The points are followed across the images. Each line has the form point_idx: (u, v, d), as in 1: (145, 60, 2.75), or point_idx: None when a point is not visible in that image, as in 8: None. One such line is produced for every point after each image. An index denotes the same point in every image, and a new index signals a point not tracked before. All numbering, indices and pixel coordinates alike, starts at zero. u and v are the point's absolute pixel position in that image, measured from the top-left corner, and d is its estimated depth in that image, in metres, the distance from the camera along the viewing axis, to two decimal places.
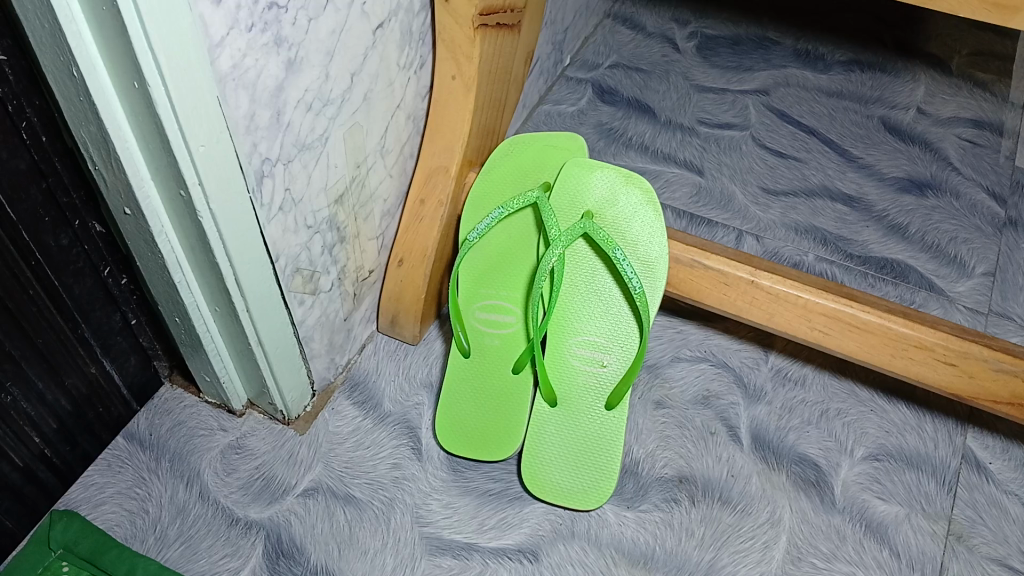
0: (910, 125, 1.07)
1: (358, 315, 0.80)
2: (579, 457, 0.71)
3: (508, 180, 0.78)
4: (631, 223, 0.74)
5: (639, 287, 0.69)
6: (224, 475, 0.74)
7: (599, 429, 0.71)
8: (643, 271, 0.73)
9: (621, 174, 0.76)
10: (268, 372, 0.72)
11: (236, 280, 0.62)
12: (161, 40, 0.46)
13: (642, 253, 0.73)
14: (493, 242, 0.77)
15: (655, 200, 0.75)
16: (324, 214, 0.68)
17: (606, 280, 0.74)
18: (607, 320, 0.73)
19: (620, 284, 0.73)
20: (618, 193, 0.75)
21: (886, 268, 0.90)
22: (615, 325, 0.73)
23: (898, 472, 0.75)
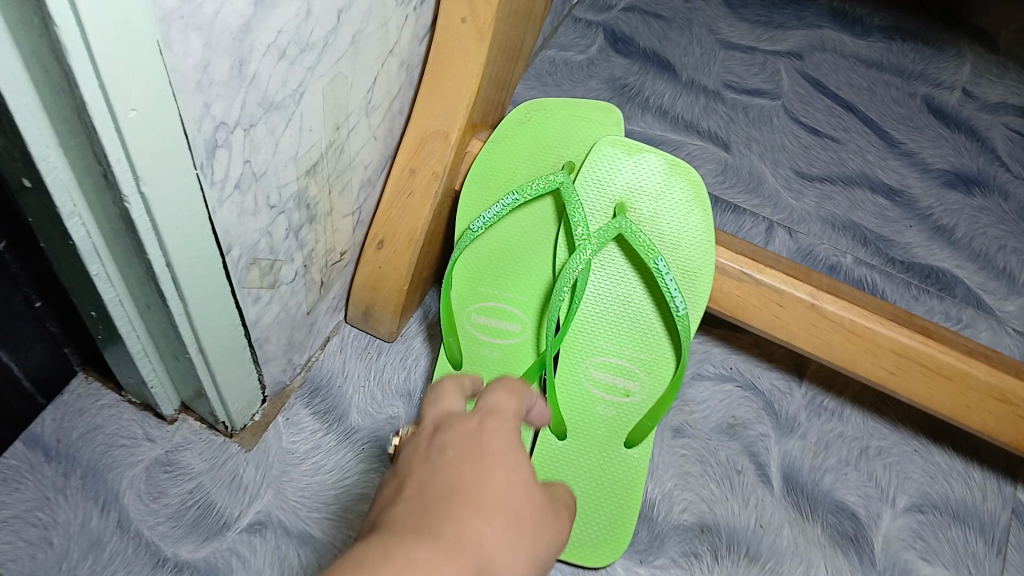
0: (955, 108, 0.95)
1: (323, 305, 0.65)
2: (593, 505, 0.59)
3: (522, 155, 0.63)
4: (675, 223, 0.60)
5: (684, 308, 0.55)
6: (149, 500, 0.60)
7: (617, 471, 0.59)
8: (686, 282, 0.59)
9: (666, 160, 0.61)
10: (208, 380, 0.57)
11: (173, 278, 0.47)
12: None
13: (684, 257, 0.60)
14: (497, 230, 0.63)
15: (706, 195, 0.60)
16: (292, 190, 0.53)
17: (637, 290, 0.60)
18: (635, 340, 0.60)
19: (654, 296, 0.60)
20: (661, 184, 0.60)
21: (931, 278, 0.80)
22: (645, 346, 0.60)
23: (944, 527, 0.65)
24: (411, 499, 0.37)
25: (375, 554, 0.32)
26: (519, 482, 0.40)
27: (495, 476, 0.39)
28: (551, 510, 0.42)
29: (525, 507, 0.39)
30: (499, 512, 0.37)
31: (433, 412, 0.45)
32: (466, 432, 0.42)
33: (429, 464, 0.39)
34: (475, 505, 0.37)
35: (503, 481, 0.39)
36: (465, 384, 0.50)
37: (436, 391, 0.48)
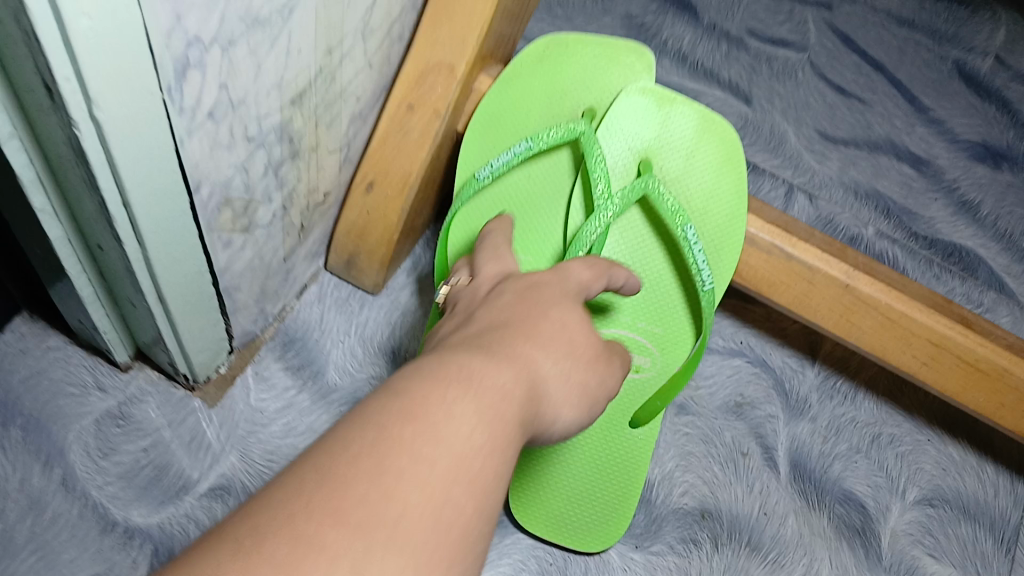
0: (988, 77, 0.88)
1: (302, 250, 0.59)
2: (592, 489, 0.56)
3: (538, 99, 0.57)
4: (703, 186, 0.55)
5: (711, 283, 0.51)
6: (98, 456, 0.54)
7: (619, 446, 0.56)
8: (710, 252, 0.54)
9: (701, 117, 0.55)
10: (169, 330, 0.51)
11: (129, 220, 0.41)
12: None
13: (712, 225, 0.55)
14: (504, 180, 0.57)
15: (740, 159, 0.55)
16: (274, 121, 0.46)
17: (657, 257, 0.55)
18: (650, 311, 0.55)
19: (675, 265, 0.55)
20: (692, 143, 0.55)
21: (954, 256, 0.75)
22: (661, 320, 0.55)
23: (953, 523, 0.62)
24: (441, 352, 0.35)
25: (403, 402, 0.30)
26: (546, 351, 0.38)
27: (523, 347, 0.37)
28: (585, 370, 0.40)
29: (580, 343, 0.40)
30: (526, 379, 0.35)
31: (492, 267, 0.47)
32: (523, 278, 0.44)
33: (460, 338, 0.38)
34: (504, 364, 0.35)
35: (536, 356, 0.37)
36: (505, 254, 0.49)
37: (485, 249, 0.49)
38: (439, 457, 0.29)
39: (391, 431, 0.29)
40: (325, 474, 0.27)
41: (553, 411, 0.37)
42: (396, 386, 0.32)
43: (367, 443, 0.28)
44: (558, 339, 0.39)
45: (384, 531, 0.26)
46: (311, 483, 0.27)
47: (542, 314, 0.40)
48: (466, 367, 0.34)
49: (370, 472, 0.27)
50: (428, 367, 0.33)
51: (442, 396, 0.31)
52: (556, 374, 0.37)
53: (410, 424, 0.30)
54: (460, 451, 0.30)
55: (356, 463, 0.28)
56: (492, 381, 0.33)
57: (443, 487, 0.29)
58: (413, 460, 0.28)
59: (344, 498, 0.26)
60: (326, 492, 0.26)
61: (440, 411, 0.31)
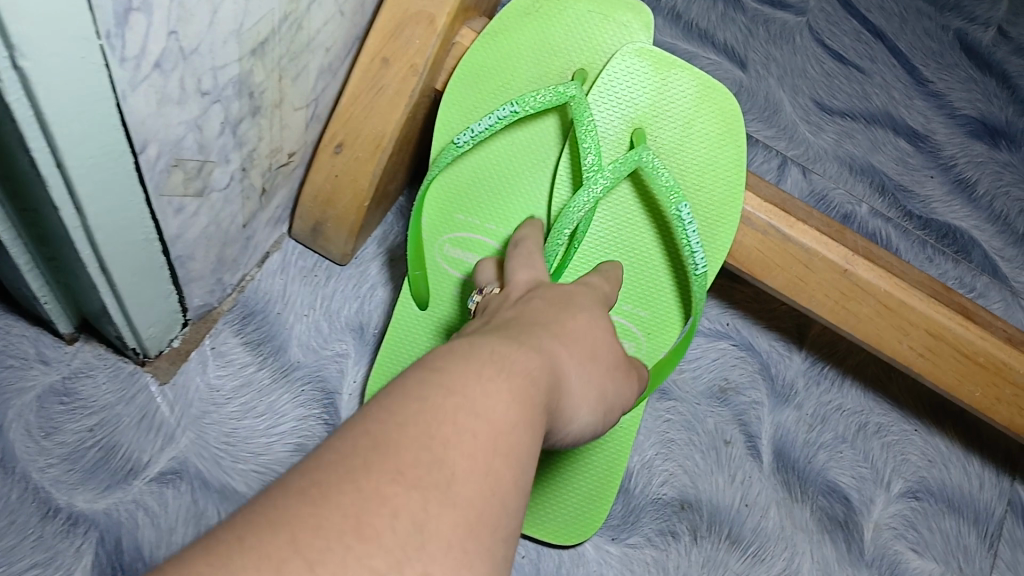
0: (989, 49, 0.85)
1: (263, 216, 0.54)
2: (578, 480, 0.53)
3: (524, 57, 0.53)
4: (697, 159, 0.52)
5: (703, 266, 0.50)
6: (40, 436, 0.50)
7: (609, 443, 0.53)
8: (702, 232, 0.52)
9: (699, 84, 0.51)
10: (115, 303, 0.46)
11: (65, 184, 0.36)
12: None
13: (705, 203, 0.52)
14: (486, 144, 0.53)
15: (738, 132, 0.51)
16: (232, 74, 0.41)
17: (645, 235, 0.53)
18: (636, 291, 0.53)
19: (663, 245, 0.53)
20: (689, 112, 0.51)
21: (948, 238, 0.72)
22: (647, 301, 0.53)
23: (937, 517, 0.60)
24: (470, 335, 0.34)
25: (440, 376, 0.30)
26: (574, 336, 0.37)
27: (549, 340, 0.35)
28: (605, 378, 0.37)
29: (607, 349, 0.38)
30: (556, 362, 0.34)
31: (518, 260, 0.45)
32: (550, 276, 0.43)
33: (487, 324, 0.37)
34: (530, 354, 0.34)
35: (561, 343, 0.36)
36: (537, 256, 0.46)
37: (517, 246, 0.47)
38: (481, 428, 0.29)
39: (432, 401, 0.29)
40: (373, 440, 0.27)
41: (580, 411, 0.36)
42: (430, 363, 0.31)
43: (410, 412, 0.28)
44: (584, 329, 0.38)
45: (432, 493, 0.26)
46: (361, 447, 0.26)
47: (569, 309, 0.39)
48: (498, 348, 0.33)
49: (415, 439, 0.27)
50: (460, 347, 0.32)
51: (477, 373, 0.31)
52: (584, 369, 0.36)
53: (449, 397, 0.29)
54: (497, 427, 0.29)
55: (403, 430, 0.27)
56: (524, 364, 0.33)
57: (485, 457, 0.28)
58: (456, 430, 0.28)
59: (394, 462, 0.26)
60: (375, 454, 0.26)
61: (477, 384, 0.30)
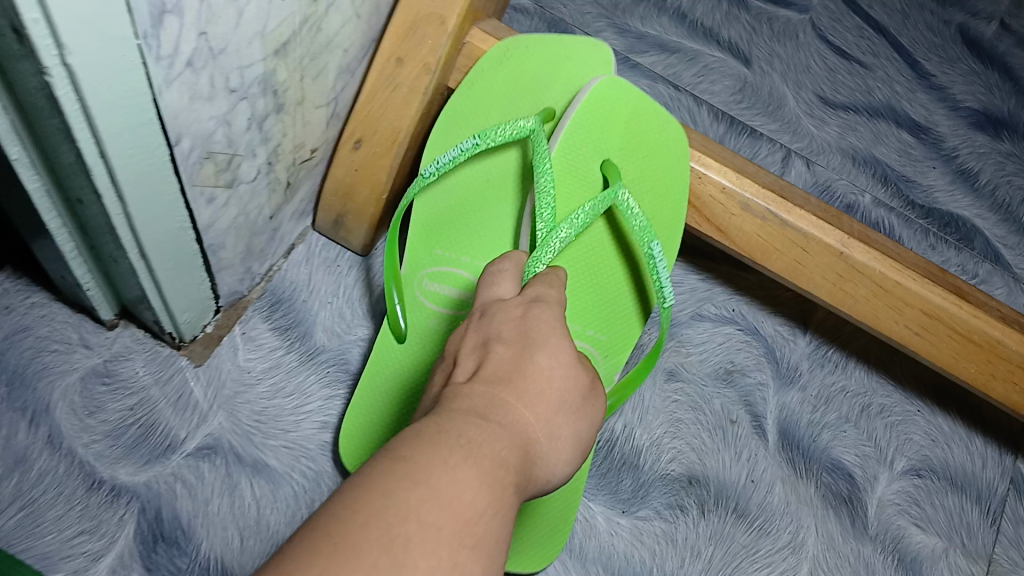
0: (991, 43, 0.87)
1: (289, 209, 0.57)
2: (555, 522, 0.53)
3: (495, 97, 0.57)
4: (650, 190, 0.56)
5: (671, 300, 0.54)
6: (84, 414, 0.53)
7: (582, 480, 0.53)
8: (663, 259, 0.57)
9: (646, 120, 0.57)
10: (153, 288, 0.50)
11: (108, 170, 0.39)
12: None
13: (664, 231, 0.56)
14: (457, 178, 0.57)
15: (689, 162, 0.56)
16: (257, 72, 0.44)
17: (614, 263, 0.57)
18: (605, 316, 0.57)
19: (631, 275, 0.57)
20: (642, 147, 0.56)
21: (951, 226, 0.74)
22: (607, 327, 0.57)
23: (940, 494, 0.62)
24: (437, 412, 0.35)
25: (405, 467, 0.31)
26: (545, 399, 0.37)
27: (514, 407, 0.35)
28: (576, 425, 0.38)
29: (572, 389, 0.38)
30: (523, 437, 0.35)
31: (482, 294, 0.44)
32: (511, 317, 0.41)
33: (455, 390, 0.37)
34: (497, 429, 0.34)
35: (527, 412, 0.36)
36: (502, 281, 0.45)
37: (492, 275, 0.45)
38: (446, 522, 0.30)
39: (398, 495, 0.30)
40: (335, 542, 0.27)
41: (549, 470, 0.36)
42: (395, 451, 0.32)
43: (375, 508, 0.29)
44: (555, 386, 0.37)
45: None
46: (324, 550, 0.27)
47: (533, 350, 0.38)
48: (464, 432, 0.33)
49: (379, 542, 0.28)
50: (426, 432, 0.33)
51: (443, 462, 0.31)
52: (553, 430, 0.36)
53: (413, 489, 0.30)
54: (463, 514, 0.30)
55: (366, 530, 0.28)
56: (490, 446, 0.33)
57: (449, 553, 0.29)
58: (419, 527, 0.29)
59: (355, 568, 0.27)
60: (336, 561, 0.27)
61: (441, 474, 0.31)
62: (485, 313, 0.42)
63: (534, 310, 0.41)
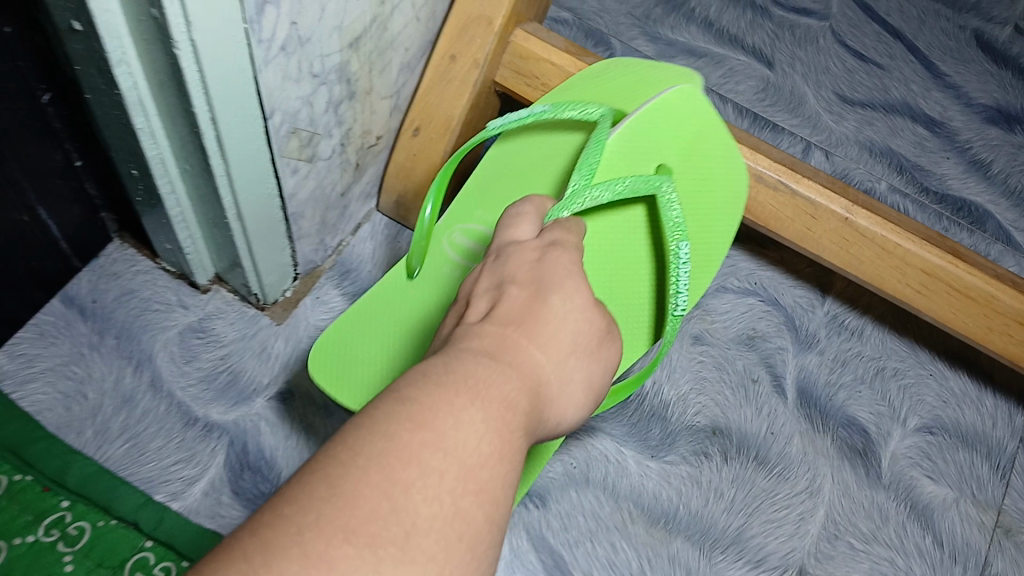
0: (1006, 44, 0.92)
1: (357, 189, 0.66)
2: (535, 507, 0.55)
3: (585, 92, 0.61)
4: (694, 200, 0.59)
5: (684, 309, 0.53)
6: (182, 362, 0.62)
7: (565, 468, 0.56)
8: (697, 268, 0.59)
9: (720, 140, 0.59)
10: (245, 250, 0.58)
11: (216, 136, 0.48)
12: None
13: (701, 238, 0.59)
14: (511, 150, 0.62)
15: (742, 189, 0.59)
16: (335, 61, 0.53)
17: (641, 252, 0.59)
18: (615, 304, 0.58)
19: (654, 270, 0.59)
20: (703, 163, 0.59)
21: (963, 211, 0.79)
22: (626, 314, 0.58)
23: (952, 450, 0.66)
24: (446, 351, 0.36)
25: (409, 409, 0.31)
26: (556, 342, 0.37)
27: (524, 350, 0.36)
28: (587, 368, 0.39)
29: (582, 333, 0.39)
30: (532, 379, 0.35)
31: (501, 235, 0.45)
32: (526, 261, 0.42)
33: (466, 331, 0.37)
34: (505, 370, 0.35)
35: (538, 353, 0.36)
36: (523, 225, 0.45)
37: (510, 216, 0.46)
38: (450, 467, 0.30)
39: (400, 438, 0.30)
40: (335, 484, 0.28)
41: (559, 411, 0.37)
42: (401, 391, 0.32)
43: (375, 452, 0.29)
44: (568, 329, 0.38)
45: (392, 546, 0.27)
46: (319, 495, 0.28)
47: (547, 293, 0.39)
48: (473, 373, 0.34)
49: (378, 486, 0.28)
50: (436, 372, 0.33)
51: (449, 403, 0.32)
52: (565, 372, 0.37)
53: (417, 432, 0.30)
54: (468, 460, 0.31)
55: (367, 473, 0.29)
56: (500, 388, 0.34)
57: (451, 498, 0.30)
58: (420, 472, 0.29)
59: (354, 516, 0.27)
60: (335, 507, 0.27)
61: (447, 419, 0.31)
62: (500, 256, 0.43)
63: (552, 253, 0.42)
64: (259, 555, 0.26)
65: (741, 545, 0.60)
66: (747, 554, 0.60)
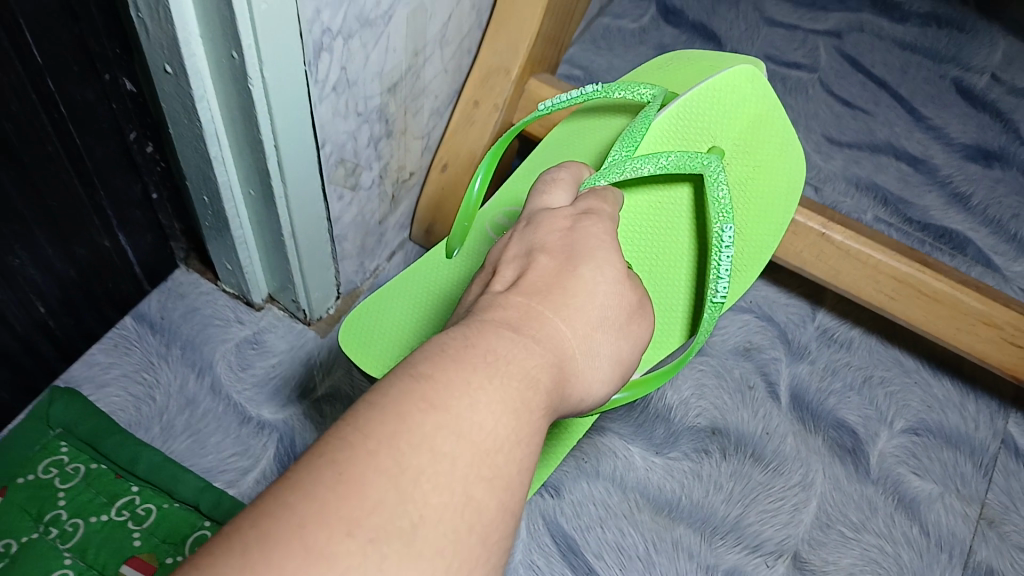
0: (984, 91, 1.01)
1: (392, 219, 0.75)
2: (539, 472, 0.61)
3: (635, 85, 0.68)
4: (741, 181, 0.63)
5: (723, 296, 0.56)
6: (239, 369, 0.70)
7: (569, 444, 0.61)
8: (747, 252, 0.64)
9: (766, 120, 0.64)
10: (297, 267, 0.67)
11: (278, 162, 0.57)
12: None
13: (755, 224, 0.64)
14: (580, 127, 0.68)
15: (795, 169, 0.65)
16: (376, 103, 0.62)
17: (685, 238, 0.64)
18: (657, 281, 0.63)
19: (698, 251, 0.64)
20: (751, 147, 0.63)
21: (945, 238, 0.86)
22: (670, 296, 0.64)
23: (937, 449, 0.72)
24: (471, 320, 0.36)
25: (423, 388, 0.30)
26: (584, 314, 0.38)
27: (552, 326, 0.36)
28: (612, 346, 0.39)
29: (613, 308, 0.40)
30: (557, 355, 0.36)
31: (534, 203, 0.47)
32: (558, 231, 0.43)
33: (492, 300, 0.38)
34: (529, 345, 0.35)
35: (564, 327, 0.37)
36: (555, 192, 0.48)
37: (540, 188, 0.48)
38: (464, 450, 0.30)
39: (412, 419, 0.29)
40: (338, 471, 0.27)
41: (584, 385, 0.38)
42: (417, 368, 0.32)
43: (386, 434, 0.29)
44: (597, 304, 0.39)
45: (398, 540, 0.27)
46: (323, 482, 0.27)
47: (578, 262, 0.40)
48: (495, 347, 0.34)
49: (388, 473, 0.28)
50: (454, 346, 0.33)
51: (466, 382, 0.31)
52: (591, 346, 0.37)
53: (430, 413, 0.30)
54: (483, 445, 0.30)
55: (374, 459, 0.28)
56: (524, 364, 0.34)
57: (463, 487, 0.29)
58: (432, 458, 0.29)
59: (358, 506, 0.27)
60: (340, 495, 0.27)
61: (462, 398, 0.31)
62: (530, 223, 0.44)
63: (583, 222, 0.43)
64: (254, 545, 0.25)
65: (740, 531, 0.66)
66: (745, 539, 0.66)
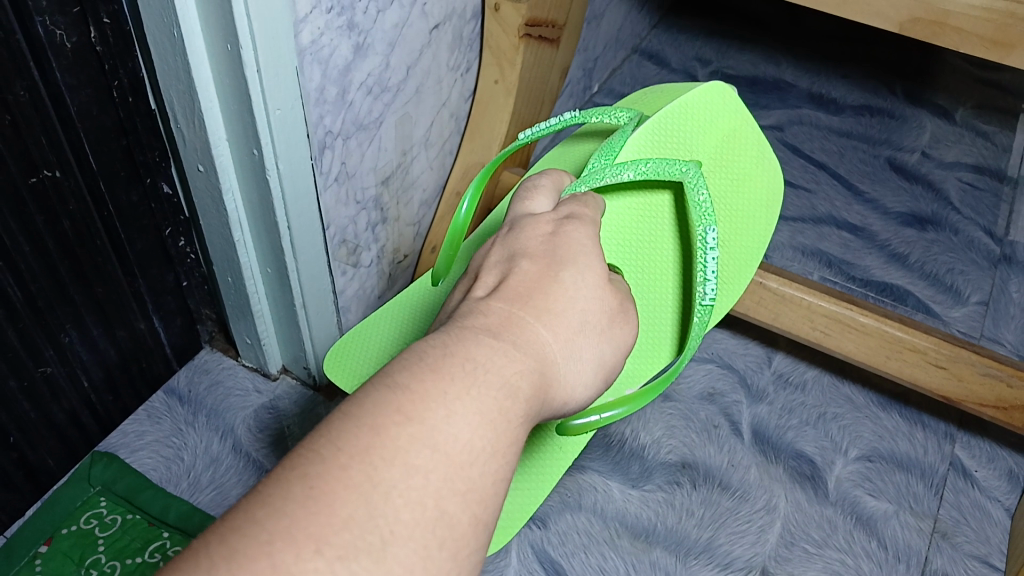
0: (915, 166, 1.13)
1: (389, 295, 0.86)
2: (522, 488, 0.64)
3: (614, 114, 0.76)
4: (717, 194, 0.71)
5: (712, 297, 0.63)
6: (256, 431, 0.79)
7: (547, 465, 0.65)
8: (730, 262, 0.72)
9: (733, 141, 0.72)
10: (308, 337, 0.78)
11: (291, 243, 0.68)
12: (259, 22, 0.52)
13: (735, 235, 0.72)
14: (563, 155, 0.77)
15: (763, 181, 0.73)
16: (371, 193, 0.75)
17: (668, 253, 0.70)
18: (645, 291, 0.69)
19: (681, 262, 0.70)
20: (722, 163, 0.71)
21: (886, 291, 0.96)
22: (657, 316, 0.69)
23: (889, 473, 0.79)
24: (452, 328, 0.38)
25: (399, 396, 0.33)
26: (564, 321, 0.40)
27: (531, 331, 0.39)
28: (593, 352, 0.42)
29: (593, 312, 0.42)
30: (536, 361, 0.38)
31: (518, 208, 0.51)
32: (540, 237, 0.46)
33: (474, 304, 0.41)
34: (509, 350, 0.37)
35: (544, 333, 0.39)
36: (537, 199, 0.52)
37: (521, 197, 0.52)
38: (437, 465, 0.32)
39: (388, 431, 0.32)
40: (309, 486, 0.30)
41: (565, 389, 0.40)
42: (394, 379, 0.34)
43: (359, 448, 0.31)
44: (576, 309, 0.41)
45: (366, 555, 0.29)
46: (294, 497, 0.29)
47: (558, 268, 0.43)
48: (473, 355, 0.36)
49: (359, 487, 0.30)
50: (434, 354, 0.36)
51: (442, 392, 0.34)
52: (571, 349, 0.40)
53: (405, 425, 0.32)
54: (454, 456, 0.32)
55: (346, 473, 0.30)
56: (501, 367, 0.36)
57: (435, 500, 0.31)
58: (405, 471, 0.31)
59: (328, 523, 0.29)
60: (311, 513, 0.29)
61: (438, 410, 0.33)
62: (513, 229, 0.47)
63: (565, 228, 0.47)
64: (224, 564, 0.27)
65: (711, 551, 0.72)
66: (716, 558, 0.72)
